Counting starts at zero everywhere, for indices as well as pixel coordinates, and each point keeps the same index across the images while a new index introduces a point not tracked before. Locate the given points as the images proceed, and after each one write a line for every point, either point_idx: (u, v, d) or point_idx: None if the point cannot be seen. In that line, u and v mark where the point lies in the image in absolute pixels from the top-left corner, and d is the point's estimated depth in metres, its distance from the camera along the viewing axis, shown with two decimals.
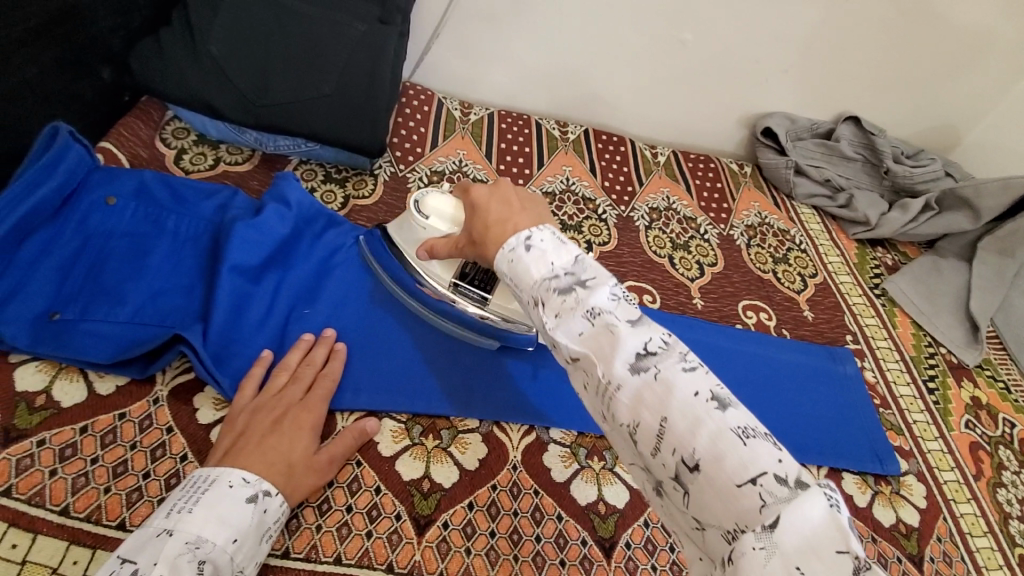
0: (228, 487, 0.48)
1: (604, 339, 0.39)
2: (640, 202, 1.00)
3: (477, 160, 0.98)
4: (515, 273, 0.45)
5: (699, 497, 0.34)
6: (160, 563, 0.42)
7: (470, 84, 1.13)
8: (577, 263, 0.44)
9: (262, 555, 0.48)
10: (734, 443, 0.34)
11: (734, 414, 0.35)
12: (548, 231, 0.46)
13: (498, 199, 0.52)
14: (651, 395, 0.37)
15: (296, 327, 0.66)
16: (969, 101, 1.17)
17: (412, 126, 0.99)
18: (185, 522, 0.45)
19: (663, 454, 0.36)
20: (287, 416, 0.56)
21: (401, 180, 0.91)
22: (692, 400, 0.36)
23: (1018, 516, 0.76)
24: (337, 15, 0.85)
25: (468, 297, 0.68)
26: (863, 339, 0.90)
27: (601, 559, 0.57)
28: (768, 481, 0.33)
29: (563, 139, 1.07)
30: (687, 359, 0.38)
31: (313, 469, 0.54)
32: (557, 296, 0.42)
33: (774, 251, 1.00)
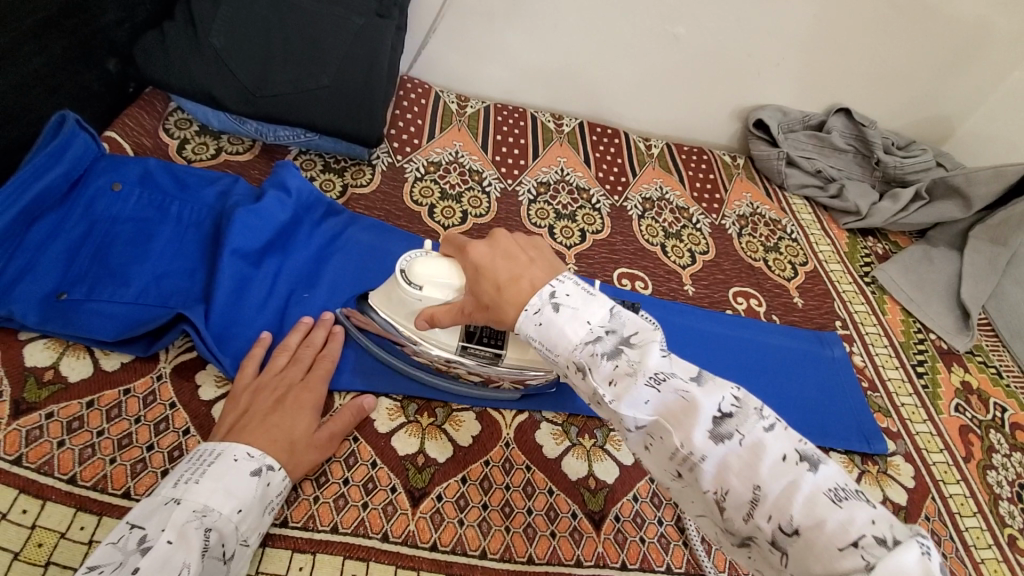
0: (233, 461, 0.50)
1: (677, 406, 0.41)
2: (633, 192, 1.02)
3: (473, 152, 1.00)
4: (552, 338, 0.47)
5: (801, 561, 0.36)
6: (168, 529, 0.44)
7: (467, 79, 1.15)
8: (614, 319, 0.47)
9: (265, 526, 0.50)
10: (829, 505, 0.36)
11: (823, 475, 0.38)
12: (571, 282, 0.49)
13: (502, 255, 0.52)
14: (739, 461, 0.39)
15: (295, 309, 0.68)
16: (960, 92, 1.18)
17: (411, 119, 1.01)
18: (192, 492, 0.47)
19: (757, 520, 0.37)
20: (289, 394, 0.58)
21: (399, 171, 0.93)
22: (782, 464, 0.38)
23: (1008, 497, 0.77)
24: (337, 10, 0.88)
25: (481, 357, 0.62)
26: (852, 325, 0.92)
27: (591, 531, 0.58)
28: (868, 542, 0.34)
29: (557, 132, 1.09)
30: (764, 418, 0.40)
31: (313, 445, 0.56)
32: (608, 362, 0.44)
33: (765, 240, 1.01)
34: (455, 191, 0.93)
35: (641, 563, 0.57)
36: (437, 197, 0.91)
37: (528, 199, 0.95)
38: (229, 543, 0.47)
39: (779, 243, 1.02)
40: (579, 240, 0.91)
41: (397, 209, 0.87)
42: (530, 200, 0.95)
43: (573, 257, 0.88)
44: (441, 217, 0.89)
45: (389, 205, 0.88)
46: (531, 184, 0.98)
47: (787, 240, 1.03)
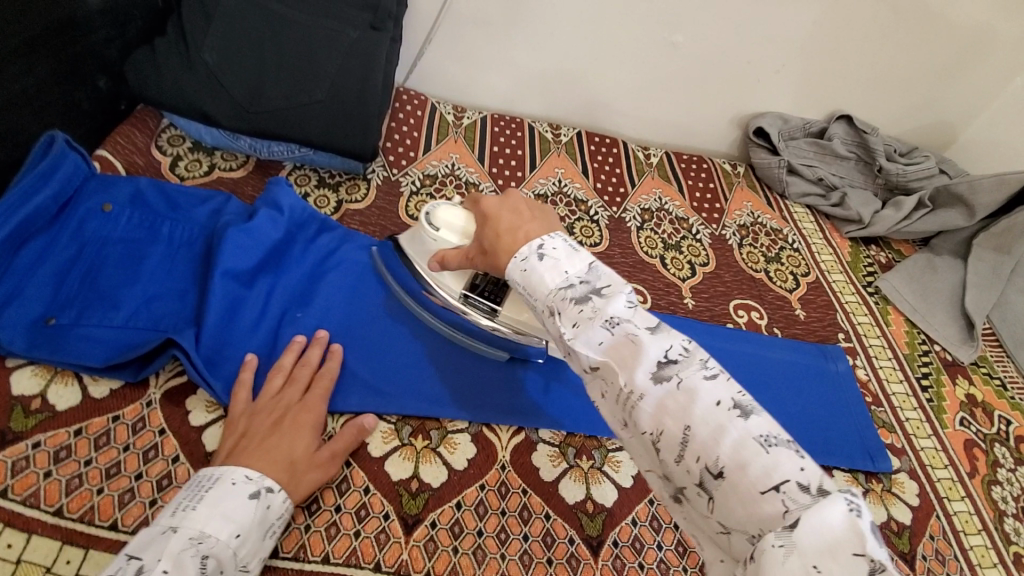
0: (231, 484, 0.49)
1: (626, 349, 0.41)
2: (631, 203, 1.01)
3: (470, 164, 0.99)
4: (529, 282, 0.47)
5: (724, 505, 0.35)
6: (165, 558, 0.42)
7: (464, 89, 1.14)
8: (591, 271, 0.46)
9: (264, 551, 0.49)
10: (756, 450, 0.34)
11: (756, 423, 0.36)
12: (560, 239, 0.49)
13: (509, 209, 0.56)
14: (673, 404, 0.38)
15: (288, 330, 0.67)
16: (964, 98, 1.16)
17: (408, 132, 1.00)
18: (190, 519, 0.45)
19: (686, 462, 0.37)
20: (288, 414, 0.58)
21: (394, 185, 0.92)
22: (714, 408, 0.37)
23: (1015, 514, 0.76)
24: (330, 23, 0.88)
25: (479, 308, 0.68)
26: (855, 337, 0.91)
27: (588, 557, 0.57)
28: (791, 489, 0.33)
29: (555, 142, 1.08)
30: (708, 366, 0.39)
31: (315, 465, 0.55)
32: (573, 305, 0.44)
33: (766, 250, 1.00)
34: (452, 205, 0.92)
35: None
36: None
37: None
38: (227, 571, 0.45)
39: (781, 253, 1.00)
40: None
41: (392, 225, 0.87)
42: None
43: None
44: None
45: (385, 220, 0.87)
46: (528, 196, 0.97)
47: (788, 250, 1.01)
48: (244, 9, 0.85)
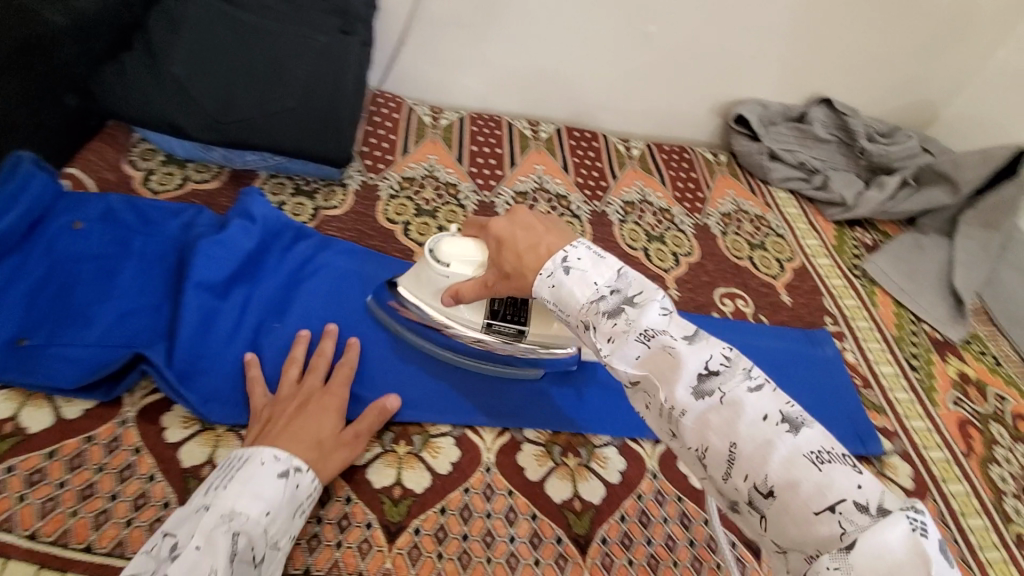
0: (261, 464, 0.51)
1: (661, 360, 0.45)
2: (613, 196, 1.00)
3: (449, 165, 0.98)
4: (560, 296, 0.51)
5: (778, 523, 0.39)
6: (197, 535, 0.45)
7: (440, 90, 1.13)
8: (620, 279, 0.50)
9: (295, 529, 0.51)
10: (809, 469, 0.38)
11: (806, 438, 0.40)
12: (583, 248, 0.52)
13: (521, 227, 0.57)
14: (718, 419, 0.42)
15: (265, 341, 0.66)
16: (943, 75, 1.16)
17: (385, 136, 0.99)
18: (221, 497, 0.48)
19: (735, 480, 0.40)
20: (311, 397, 0.59)
21: (371, 189, 0.91)
22: (762, 424, 0.40)
23: (1012, 492, 0.75)
24: (301, 30, 0.89)
25: (506, 332, 0.67)
26: (843, 321, 0.90)
27: (576, 556, 0.56)
28: (848, 509, 0.37)
29: (534, 138, 1.07)
30: (751, 378, 0.43)
31: (342, 443, 0.57)
32: (607, 318, 0.48)
33: (750, 238, 0.99)
34: (430, 207, 0.91)
35: None
36: (412, 214, 0.89)
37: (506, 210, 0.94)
38: (258, 547, 0.48)
39: (765, 240, 1.00)
40: None
41: (371, 229, 0.85)
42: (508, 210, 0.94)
43: None
44: (416, 235, 0.87)
45: (362, 224, 0.86)
46: (508, 194, 0.96)
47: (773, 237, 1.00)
48: (211, 21, 0.85)
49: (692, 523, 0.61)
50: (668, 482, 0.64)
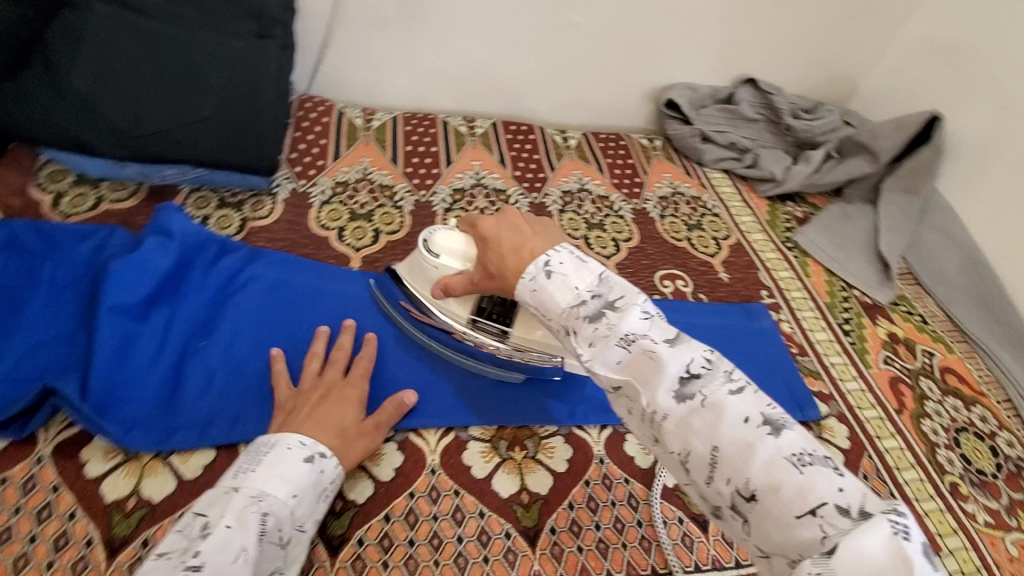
0: (287, 448, 0.52)
1: (645, 365, 0.44)
2: (550, 186, 1.01)
3: (383, 166, 0.96)
4: (541, 299, 0.50)
5: (761, 528, 0.38)
6: (229, 515, 0.45)
7: (371, 91, 1.11)
8: (603, 284, 0.49)
9: (318, 513, 0.52)
10: (789, 471, 0.38)
11: (787, 441, 0.39)
12: (566, 252, 0.51)
13: (507, 228, 0.56)
14: (700, 423, 0.41)
15: (193, 362, 0.64)
16: (860, 49, 1.20)
17: (315, 141, 0.97)
18: (249, 480, 0.49)
19: (718, 484, 0.40)
20: (331, 390, 0.61)
21: (302, 196, 0.88)
22: (743, 427, 0.40)
23: (945, 444, 0.78)
24: (213, 34, 0.83)
25: (489, 331, 0.66)
26: (778, 292, 0.93)
27: (525, 549, 0.56)
28: (829, 512, 0.36)
29: (471, 134, 1.06)
30: (732, 380, 0.42)
31: (363, 433, 0.59)
32: (588, 324, 0.47)
33: (687, 219, 1.01)
34: (366, 210, 0.88)
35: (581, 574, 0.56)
36: (346, 219, 0.87)
37: (444, 208, 0.92)
38: (284, 530, 0.48)
39: (702, 220, 1.02)
40: None
41: (303, 237, 0.83)
42: (447, 208, 0.93)
43: None
44: (351, 240, 0.84)
45: (294, 233, 0.83)
46: (445, 192, 0.95)
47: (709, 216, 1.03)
48: (112, 28, 0.78)
49: (640, 503, 0.62)
50: (615, 466, 0.64)
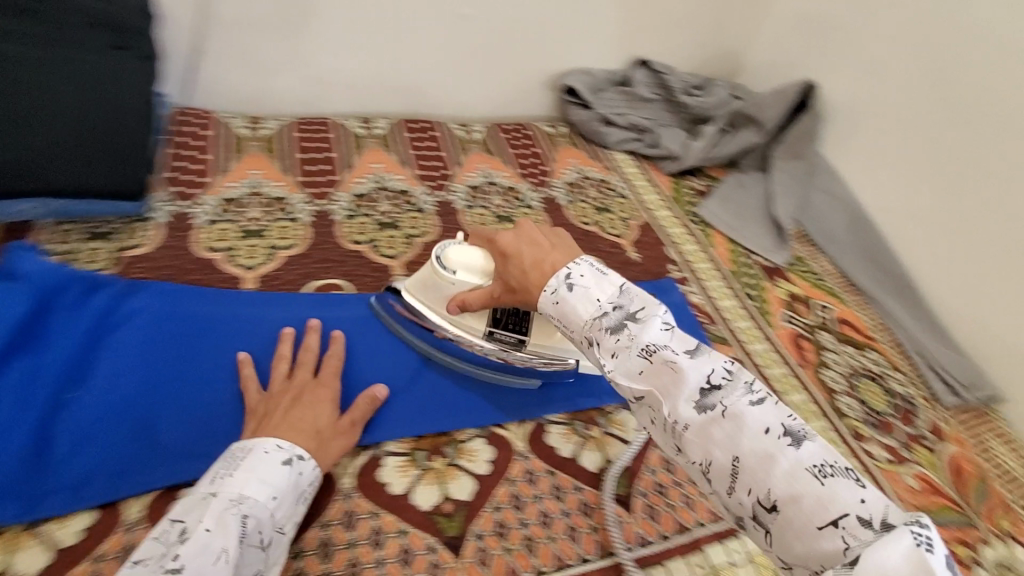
0: (264, 453, 0.52)
1: (666, 376, 0.46)
2: (456, 182, 0.98)
3: (276, 177, 0.90)
4: (563, 312, 0.52)
5: (782, 538, 0.39)
6: (208, 519, 0.45)
7: (257, 98, 1.03)
8: (623, 295, 0.51)
9: (298, 515, 0.52)
10: (810, 481, 0.39)
11: (808, 452, 0.40)
12: (585, 265, 0.54)
13: (528, 241, 0.58)
14: (721, 433, 0.42)
15: (66, 416, 0.58)
16: (742, 26, 1.26)
17: (198, 158, 0.89)
18: (227, 484, 0.49)
19: (739, 494, 0.41)
20: (302, 393, 0.61)
21: (184, 218, 0.81)
22: (763, 439, 0.41)
23: (845, 391, 0.84)
24: (62, 49, 0.77)
25: (508, 341, 0.68)
26: (685, 266, 0.96)
27: (451, 561, 0.55)
28: (851, 524, 0.37)
29: (369, 136, 1.02)
30: (753, 392, 0.43)
31: (337, 432, 0.59)
32: (610, 335, 0.49)
33: (595, 203, 1.03)
34: (258, 227, 0.82)
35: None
36: (237, 238, 0.81)
37: (344, 216, 0.87)
38: (265, 532, 0.49)
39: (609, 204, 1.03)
40: (402, 249, 0.86)
41: (189, 262, 0.76)
42: (348, 215, 0.88)
43: (403, 266, 0.83)
44: (244, 260, 0.78)
45: (179, 258, 0.76)
46: (345, 198, 0.90)
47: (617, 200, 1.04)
48: None
49: (565, 494, 0.62)
50: (539, 461, 0.64)
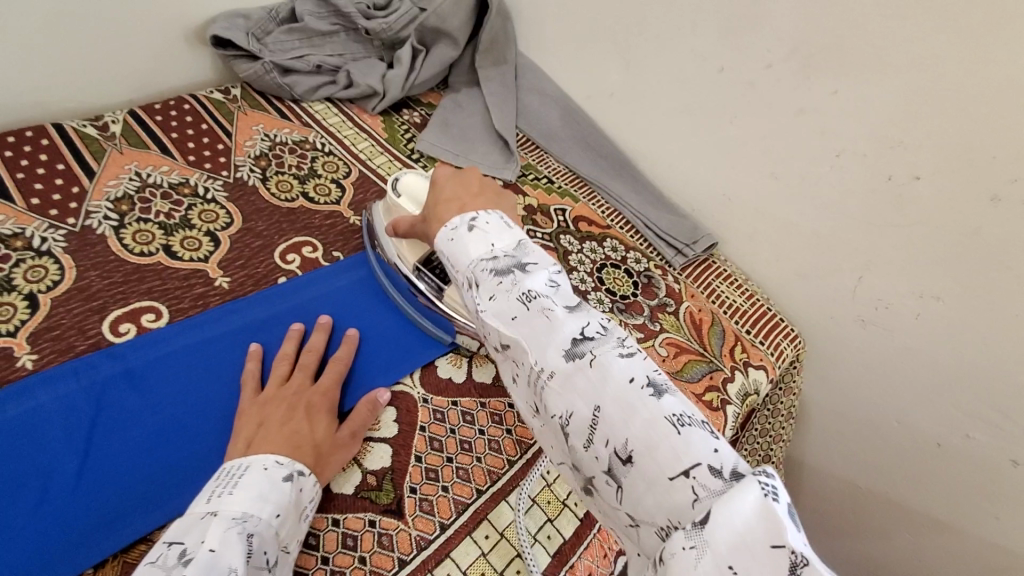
0: (264, 470, 0.47)
1: (540, 323, 0.37)
2: (351, 126, 0.91)
3: (158, 164, 0.76)
4: (456, 253, 0.45)
5: (632, 493, 0.32)
6: (210, 538, 0.41)
7: (71, 70, 0.80)
8: (519, 248, 0.43)
9: (300, 533, 0.47)
10: (665, 431, 0.32)
11: (668, 402, 0.33)
12: (496, 215, 0.46)
13: (458, 182, 0.53)
14: (584, 382, 0.35)
15: None
16: None
17: (45, 162, 0.72)
18: (228, 502, 0.44)
19: (596, 447, 0.34)
20: (302, 402, 0.55)
21: (86, 233, 0.67)
22: (626, 388, 0.33)
23: None
24: None
25: (428, 285, 0.64)
26: (620, 143, 0.91)
27: (396, 525, 0.51)
28: (701, 473, 0.30)
29: (231, 100, 0.88)
30: (624, 344, 0.36)
31: (338, 446, 0.53)
32: (493, 278, 0.41)
33: (513, 99, 0.95)
34: (176, 218, 0.71)
35: (458, 512, 0.53)
36: (161, 234, 0.69)
37: (258, 180, 0.78)
38: (270, 551, 0.43)
39: (520, 98, 0.96)
40: (340, 192, 0.80)
41: (113, 276, 0.64)
42: (262, 177, 0.78)
43: (349, 209, 0.79)
44: (187, 253, 0.68)
45: (97, 277, 0.63)
46: (248, 163, 0.80)
47: (531, 87, 0.96)
48: None
49: (475, 415, 0.61)
50: (468, 399, 0.62)
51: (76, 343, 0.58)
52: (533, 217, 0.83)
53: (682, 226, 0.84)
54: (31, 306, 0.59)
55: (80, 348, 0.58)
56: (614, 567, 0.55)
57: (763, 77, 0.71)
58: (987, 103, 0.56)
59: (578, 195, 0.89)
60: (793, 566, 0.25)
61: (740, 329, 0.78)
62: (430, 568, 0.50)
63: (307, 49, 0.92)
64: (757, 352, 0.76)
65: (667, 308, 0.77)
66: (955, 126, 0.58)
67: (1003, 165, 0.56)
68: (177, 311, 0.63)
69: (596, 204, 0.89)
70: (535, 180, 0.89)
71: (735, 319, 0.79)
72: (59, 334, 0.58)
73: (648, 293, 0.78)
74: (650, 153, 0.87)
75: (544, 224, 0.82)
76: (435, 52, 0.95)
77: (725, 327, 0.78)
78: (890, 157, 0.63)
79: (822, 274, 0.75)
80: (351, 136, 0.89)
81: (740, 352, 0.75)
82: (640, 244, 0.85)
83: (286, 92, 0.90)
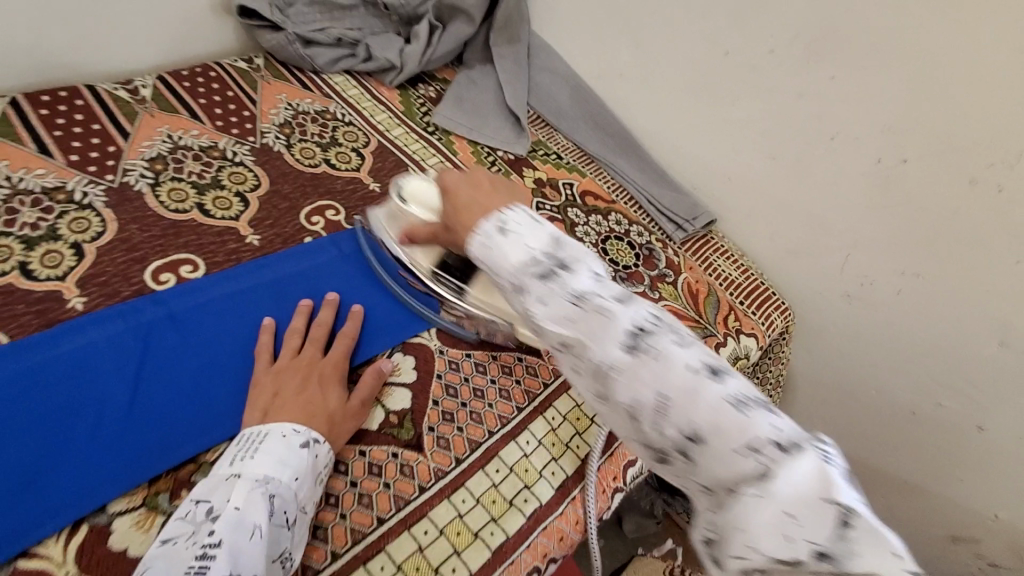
0: (283, 437, 0.51)
1: (595, 322, 0.38)
2: (369, 98, 0.94)
3: (188, 127, 0.80)
4: (494, 260, 0.43)
5: (704, 467, 0.34)
6: (235, 497, 0.46)
7: (103, 33, 0.83)
8: (558, 246, 0.42)
9: (318, 494, 0.51)
10: (733, 412, 0.34)
11: (731, 386, 0.35)
12: (524, 213, 0.44)
13: (471, 185, 0.50)
14: (648, 373, 0.36)
15: None
16: None
17: (81, 122, 0.75)
18: (250, 465, 0.49)
19: (664, 430, 0.35)
20: (313, 373, 0.58)
21: (123, 189, 0.71)
22: (688, 375, 0.35)
23: None
24: None
25: (446, 286, 0.65)
26: (627, 122, 0.95)
27: (417, 457, 0.57)
28: (768, 447, 0.33)
29: (255, 69, 0.91)
30: (679, 333, 0.38)
31: (349, 415, 0.57)
32: (540, 283, 0.40)
33: (526, 77, 0.98)
34: (207, 179, 0.75)
35: (471, 449, 0.59)
36: (194, 193, 0.73)
37: (283, 146, 0.82)
38: (290, 510, 0.48)
39: (532, 76, 1.00)
40: (360, 160, 0.85)
41: (152, 230, 0.68)
42: (287, 144, 0.83)
43: (368, 176, 0.83)
44: (219, 212, 0.72)
45: (137, 230, 0.68)
46: (273, 131, 0.84)
47: (544, 66, 0.99)
48: None
49: (487, 366, 0.66)
50: (480, 352, 0.67)
51: (122, 288, 0.63)
52: (542, 190, 0.87)
53: (682, 203, 0.89)
54: (77, 254, 0.64)
55: (125, 293, 0.63)
56: (610, 501, 0.62)
57: (766, 61, 0.75)
58: (971, 93, 0.60)
59: (585, 170, 0.94)
60: (844, 516, 0.30)
61: (734, 300, 0.83)
62: (447, 494, 0.55)
63: (327, 22, 0.95)
64: (750, 322, 0.81)
65: (666, 278, 0.82)
66: (940, 114, 0.63)
67: (979, 151, 0.61)
68: (212, 263, 0.68)
69: (603, 180, 0.94)
70: (544, 155, 0.93)
71: (730, 291, 0.84)
72: (104, 280, 0.63)
73: (649, 264, 0.83)
74: (655, 132, 0.92)
75: (552, 197, 0.86)
76: (452, 28, 0.98)
77: (721, 297, 0.83)
78: (882, 140, 0.68)
79: (813, 251, 0.80)
80: (369, 108, 0.93)
81: (734, 321, 0.81)
82: (643, 219, 0.90)
83: (306, 64, 0.93)
